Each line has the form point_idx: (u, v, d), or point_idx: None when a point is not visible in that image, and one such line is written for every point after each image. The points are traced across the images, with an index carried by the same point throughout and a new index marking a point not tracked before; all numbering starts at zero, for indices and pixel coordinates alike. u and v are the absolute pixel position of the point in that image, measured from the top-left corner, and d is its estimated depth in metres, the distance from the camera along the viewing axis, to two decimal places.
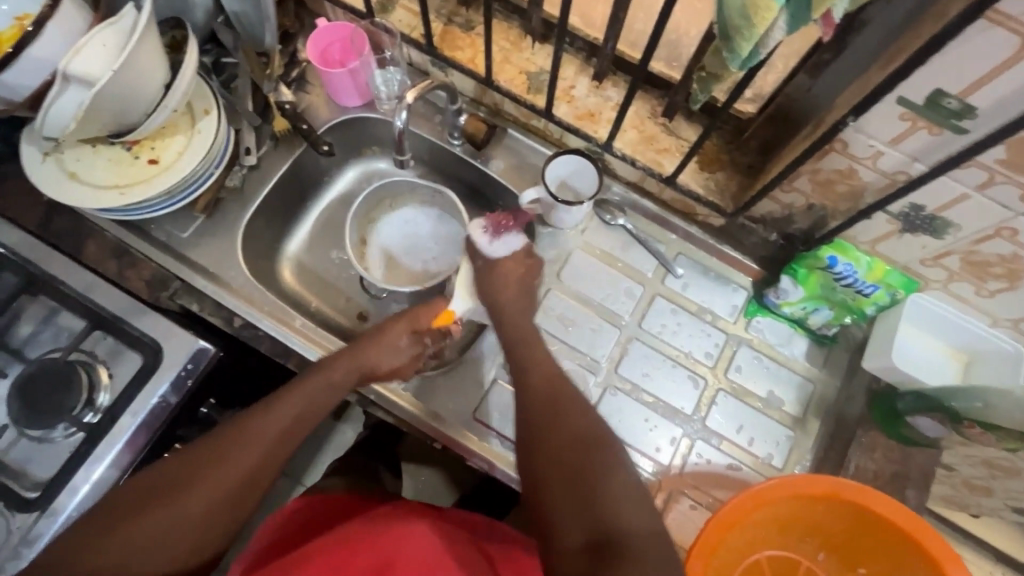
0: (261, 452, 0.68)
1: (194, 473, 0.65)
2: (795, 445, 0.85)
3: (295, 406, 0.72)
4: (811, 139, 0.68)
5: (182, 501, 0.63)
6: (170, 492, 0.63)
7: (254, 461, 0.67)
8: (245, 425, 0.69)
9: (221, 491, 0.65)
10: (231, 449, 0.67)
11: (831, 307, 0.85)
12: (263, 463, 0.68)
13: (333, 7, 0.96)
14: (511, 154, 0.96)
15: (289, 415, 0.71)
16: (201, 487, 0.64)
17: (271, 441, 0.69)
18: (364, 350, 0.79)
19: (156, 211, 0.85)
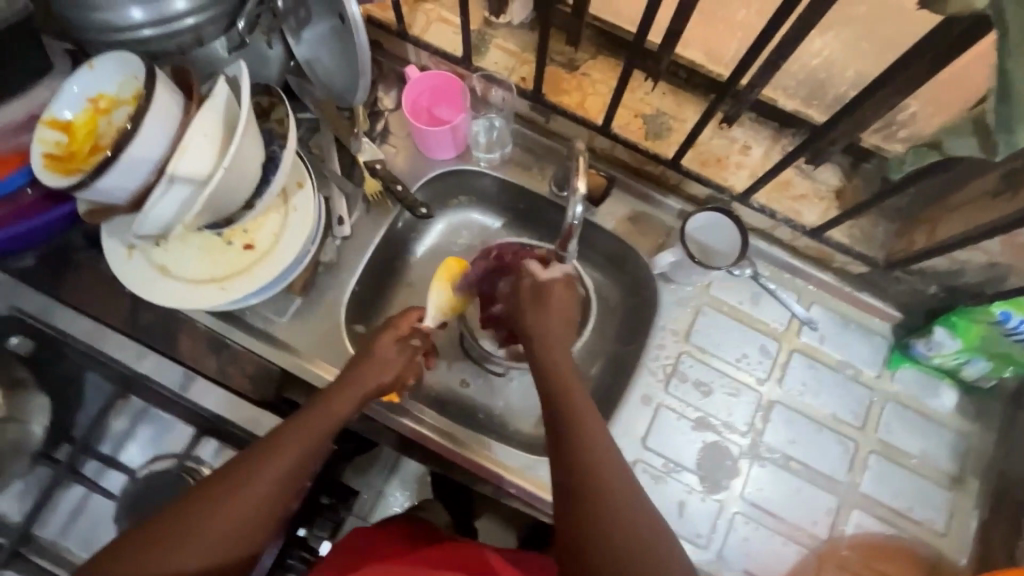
0: (264, 495, 0.58)
1: (189, 517, 0.55)
2: (956, 508, 0.80)
3: (308, 439, 0.61)
4: (1012, 200, 0.62)
5: (184, 535, 0.54)
6: (169, 531, 0.54)
7: (257, 503, 0.57)
8: (247, 457, 0.59)
9: (227, 528, 0.56)
10: (234, 489, 0.57)
11: (990, 359, 0.78)
12: (272, 505, 0.58)
13: (420, 50, 0.86)
14: (624, 203, 0.87)
15: (298, 451, 0.60)
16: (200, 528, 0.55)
17: (273, 480, 0.58)
18: (365, 372, 0.69)
19: (255, 299, 0.77)
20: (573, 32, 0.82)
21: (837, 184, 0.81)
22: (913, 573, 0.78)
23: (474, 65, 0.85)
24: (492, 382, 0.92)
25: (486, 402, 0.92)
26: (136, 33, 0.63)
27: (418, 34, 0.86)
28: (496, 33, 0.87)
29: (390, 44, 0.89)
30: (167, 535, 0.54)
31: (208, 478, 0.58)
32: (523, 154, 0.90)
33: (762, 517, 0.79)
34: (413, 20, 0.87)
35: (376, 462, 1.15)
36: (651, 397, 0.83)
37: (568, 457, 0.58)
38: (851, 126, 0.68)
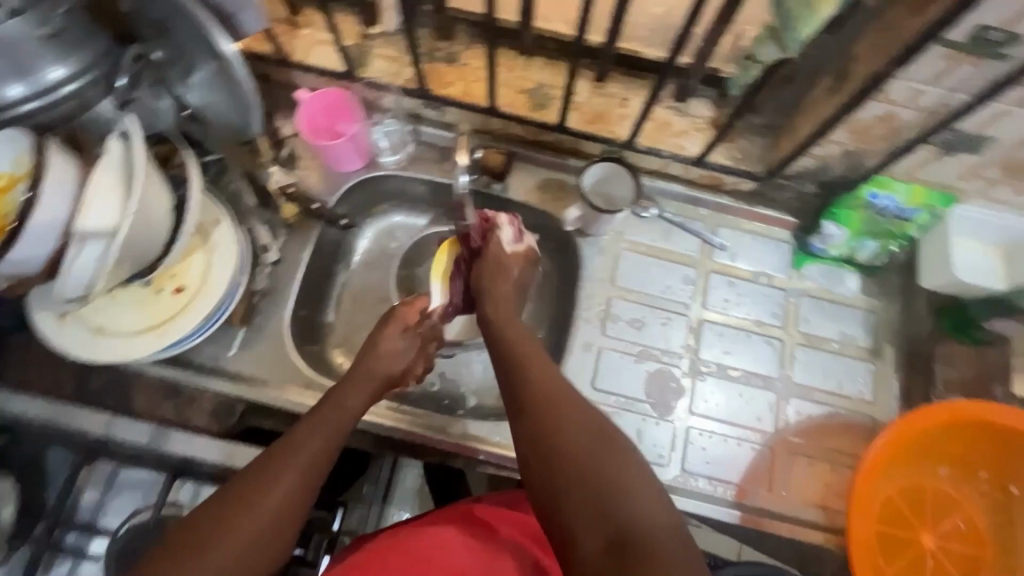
0: (296, 481, 0.62)
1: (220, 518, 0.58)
2: (880, 376, 0.88)
3: (329, 427, 0.66)
4: (843, 91, 0.70)
5: (218, 534, 0.57)
6: (192, 533, 0.57)
7: (282, 491, 0.60)
8: (267, 456, 0.63)
9: (259, 521, 0.59)
10: (262, 485, 0.60)
11: (876, 239, 0.88)
12: (300, 491, 0.62)
13: (307, 73, 0.90)
14: (529, 174, 0.94)
15: (314, 444, 0.64)
16: (239, 520, 0.58)
17: (298, 472, 0.62)
18: (371, 362, 0.74)
19: (198, 339, 0.80)
20: (442, 27, 0.88)
21: (711, 114, 0.89)
22: (857, 442, 0.86)
23: (361, 77, 0.89)
24: (451, 366, 0.96)
25: (449, 386, 0.96)
26: (18, 108, 0.68)
27: (301, 59, 0.90)
28: (374, 43, 0.91)
29: (278, 74, 0.92)
30: (197, 533, 0.57)
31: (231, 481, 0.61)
32: (427, 150, 0.95)
33: (715, 426, 0.86)
34: (294, 46, 0.91)
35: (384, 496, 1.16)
36: (592, 343, 0.88)
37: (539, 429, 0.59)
38: (700, 57, 0.76)
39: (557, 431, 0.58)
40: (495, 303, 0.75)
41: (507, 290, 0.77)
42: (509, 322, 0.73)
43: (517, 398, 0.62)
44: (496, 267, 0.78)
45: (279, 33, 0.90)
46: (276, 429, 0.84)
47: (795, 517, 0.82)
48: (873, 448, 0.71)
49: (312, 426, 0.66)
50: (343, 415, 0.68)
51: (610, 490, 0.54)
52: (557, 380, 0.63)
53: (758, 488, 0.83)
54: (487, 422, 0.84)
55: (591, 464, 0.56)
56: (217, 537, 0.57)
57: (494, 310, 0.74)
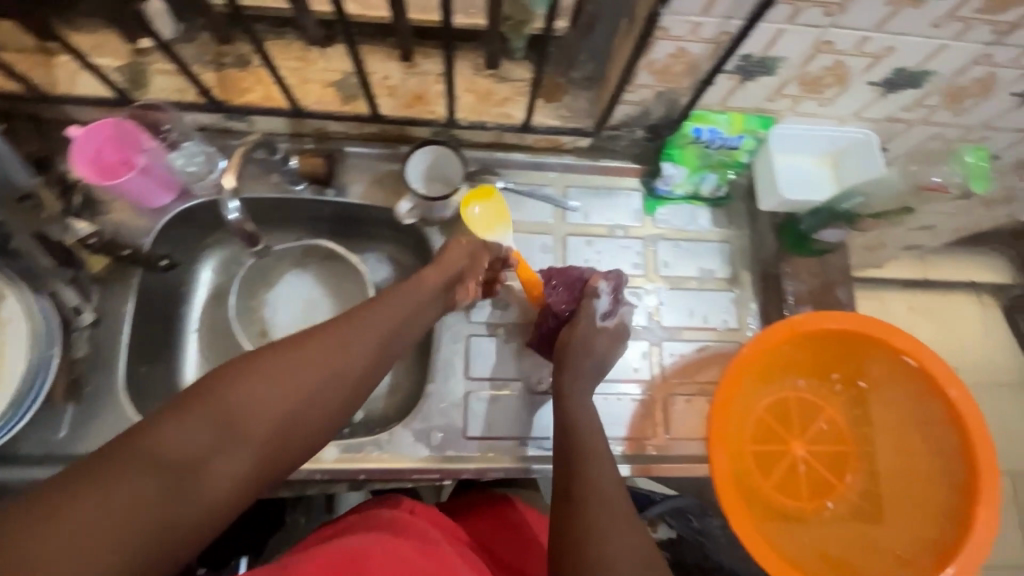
0: (319, 399, 0.52)
1: (263, 375, 0.50)
2: (740, 302, 0.91)
3: (390, 318, 0.60)
4: (633, 34, 0.68)
5: (244, 421, 0.48)
6: (222, 405, 0.48)
7: (266, 420, 0.49)
8: (309, 343, 0.53)
9: (241, 440, 0.48)
10: (329, 354, 0.53)
11: (714, 171, 0.89)
12: (369, 366, 0.56)
13: (76, 106, 0.79)
14: (361, 171, 0.88)
15: (369, 337, 0.56)
16: (242, 396, 0.48)
17: (320, 379, 0.52)
18: (449, 257, 0.73)
19: (12, 428, 0.72)
20: (219, 29, 0.79)
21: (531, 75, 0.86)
22: None
23: (140, 100, 0.79)
24: None
25: None
26: None
27: (63, 92, 0.78)
28: (148, 58, 0.81)
29: (44, 112, 0.81)
30: (218, 398, 0.48)
31: (266, 346, 0.52)
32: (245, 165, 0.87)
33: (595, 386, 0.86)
34: (52, 77, 0.79)
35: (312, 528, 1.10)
36: (460, 333, 0.86)
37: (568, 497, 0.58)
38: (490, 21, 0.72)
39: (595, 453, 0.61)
40: (581, 344, 0.73)
41: (591, 363, 0.73)
42: (585, 373, 0.71)
43: (567, 426, 0.64)
44: (584, 335, 0.73)
45: (29, 66, 0.78)
46: None
47: (682, 455, 0.84)
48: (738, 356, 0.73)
49: (370, 311, 0.59)
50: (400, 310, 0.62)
51: (629, 529, 0.55)
52: (605, 457, 0.61)
53: (645, 436, 0.85)
54: (364, 441, 0.80)
55: (618, 496, 0.58)
56: (235, 416, 0.48)
57: (571, 380, 0.70)
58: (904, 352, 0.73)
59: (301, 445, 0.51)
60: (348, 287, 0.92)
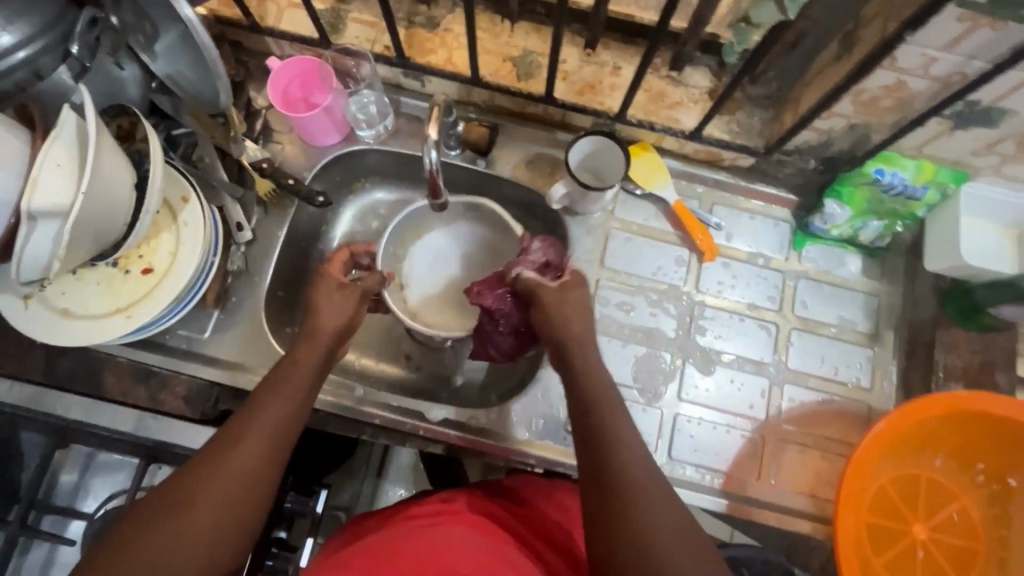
0: (256, 455, 0.56)
1: (196, 475, 0.54)
2: (877, 362, 0.85)
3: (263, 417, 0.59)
4: (849, 59, 0.65)
5: (188, 502, 0.52)
6: (168, 492, 0.53)
7: (250, 468, 0.55)
8: (216, 444, 0.57)
9: (234, 483, 0.54)
10: (226, 448, 0.56)
11: (881, 218, 0.83)
12: (275, 450, 0.58)
13: (278, 39, 0.85)
14: (515, 148, 0.89)
15: (271, 416, 0.59)
16: (201, 490, 0.53)
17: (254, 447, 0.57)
18: (334, 304, 0.70)
19: (167, 321, 0.77)
20: None
21: (709, 84, 0.83)
22: (851, 431, 0.83)
23: (336, 44, 0.83)
24: (435, 352, 0.93)
25: (434, 368, 0.93)
26: None
27: (272, 24, 0.84)
28: (350, 7, 0.85)
29: (248, 40, 0.87)
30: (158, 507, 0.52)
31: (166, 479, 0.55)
32: (409, 122, 0.90)
33: (705, 413, 0.83)
34: (264, 10, 0.85)
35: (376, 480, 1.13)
36: None
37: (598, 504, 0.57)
38: (696, 21, 0.70)
39: (618, 427, 0.60)
40: (562, 310, 0.68)
41: (577, 313, 0.68)
42: (588, 336, 0.67)
43: (585, 414, 0.62)
44: (556, 293, 0.70)
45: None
46: None
47: (783, 506, 0.80)
48: (891, 414, 0.67)
49: (262, 401, 0.60)
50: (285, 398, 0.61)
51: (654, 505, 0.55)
52: (624, 448, 0.58)
53: (746, 476, 0.81)
54: (469, 410, 0.81)
55: (650, 476, 0.57)
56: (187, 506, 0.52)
57: (580, 336, 0.67)
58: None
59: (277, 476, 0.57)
60: (492, 248, 0.93)
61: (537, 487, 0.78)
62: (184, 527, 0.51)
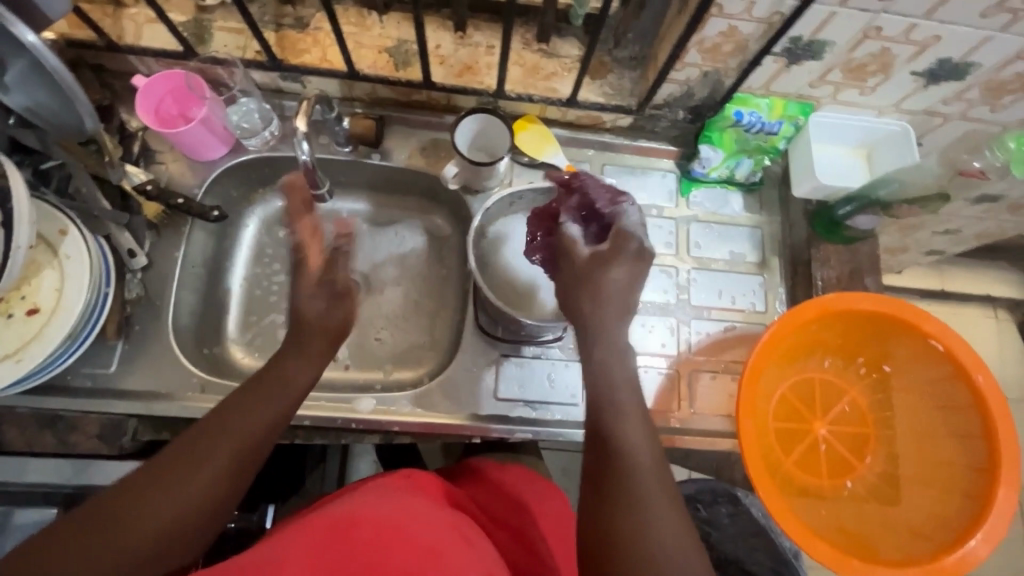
0: (211, 481, 0.52)
1: (149, 487, 0.50)
2: (768, 287, 0.93)
3: (228, 437, 0.55)
4: (686, 12, 0.71)
5: (128, 522, 0.48)
6: (105, 509, 0.49)
7: (203, 490, 0.52)
8: (172, 456, 0.53)
9: (182, 508, 0.50)
10: (183, 466, 0.52)
11: (751, 156, 0.90)
12: (231, 476, 0.54)
13: (141, 57, 0.82)
14: (407, 137, 0.91)
15: (234, 438, 0.55)
16: (150, 509, 0.49)
17: (214, 470, 0.53)
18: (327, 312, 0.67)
19: (65, 361, 0.74)
20: None
21: (578, 53, 0.88)
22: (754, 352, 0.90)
23: (201, 54, 0.82)
24: (361, 349, 0.94)
25: (361, 363, 0.93)
26: None
27: (131, 42, 0.81)
28: (213, 16, 0.84)
29: (109, 62, 0.84)
30: (92, 521, 0.48)
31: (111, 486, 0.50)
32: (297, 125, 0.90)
33: None
34: (121, 29, 0.82)
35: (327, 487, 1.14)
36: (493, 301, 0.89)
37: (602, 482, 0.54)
38: None
39: (625, 413, 0.56)
40: (587, 282, 0.62)
41: (621, 288, 0.61)
42: (614, 312, 0.60)
43: (603, 396, 0.58)
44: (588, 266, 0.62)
45: (100, 17, 0.81)
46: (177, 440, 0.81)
47: (705, 430, 0.86)
48: (775, 324, 0.74)
49: (229, 419, 0.56)
50: (279, 403, 0.60)
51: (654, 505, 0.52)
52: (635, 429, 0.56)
53: (668, 410, 0.87)
54: (399, 396, 0.82)
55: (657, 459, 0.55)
56: (129, 524, 0.48)
57: (594, 306, 0.61)
58: (929, 336, 0.74)
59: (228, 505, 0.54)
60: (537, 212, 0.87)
61: (484, 472, 0.83)
62: (115, 551, 0.47)
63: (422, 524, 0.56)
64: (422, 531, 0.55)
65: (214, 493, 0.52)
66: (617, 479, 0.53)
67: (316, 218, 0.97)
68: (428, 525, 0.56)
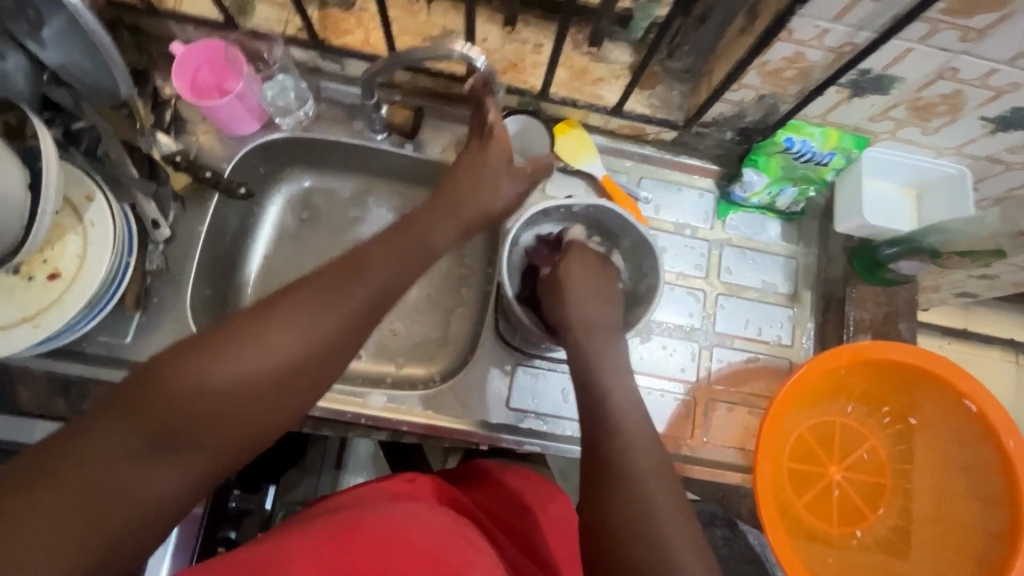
0: (293, 356, 0.53)
1: (239, 344, 0.51)
2: (797, 321, 0.90)
3: (324, 312, 0.55)
4: (752, 32, 0.67)
5: (215, 371, 0.49)
6: (202, 353, 0.50)
7: (281, 360, 0.52)
8: (262, 321, 0.53)
9: (255, 377, 0.51)
10: (270, 336, 0.52)
11: (795, 184, 0.87)
12: (315, 355, 0.54)
13: (180, 24, 0.80)
14: (443, 131, 0.88)
15: (330, 318, 0.55)
16: (231, 369, 0.50)
17: (300, 346, 0.53)
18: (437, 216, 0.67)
19: (82, 328, 0.73)
20: None
21: (628, 60, 0.85)
22: (775, 386, 0.88)
23: (243, 27, 0.80)
24: (375, 342, 0.93)
25: (375, 356, 0.92)
26: None
27: (172, 7, 0.80)
28: None
29: (148, 25, 0.82)
30: (190, 361, 0.49)
31: (205, 334, 0.52)
32: (331, 107, 0.87)
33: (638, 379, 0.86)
34: None
35: None
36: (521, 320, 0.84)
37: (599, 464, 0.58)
38: None
39: (622, 425, 0.60)
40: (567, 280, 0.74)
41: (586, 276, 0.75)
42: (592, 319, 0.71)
43: (593, 395, 0.64)
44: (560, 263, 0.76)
45: None
46: None
47: (716, 461, 0.85)
48: (803, 367, 0.71)
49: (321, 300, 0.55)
50: (287, 327, 0.53)
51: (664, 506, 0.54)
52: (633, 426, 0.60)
53: (680, 437, 0.85)
54: (409, 395, 0.81)
55: (656, 458, 0.58)
56: (213, 375, 0.49)
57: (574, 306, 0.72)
58: (965, 394, 0.72)
59: (298, 390, 0.53)
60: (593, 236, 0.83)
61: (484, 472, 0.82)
62: (205, 394, 0.49)
63: (423, 526, 0.57)
64: (424, 534, 0.56)
65: (294, 366, 0.52)
66: (619, 480, 0.56)
67: (342, 201, 0.95)
68: (429, 528, 0.57)
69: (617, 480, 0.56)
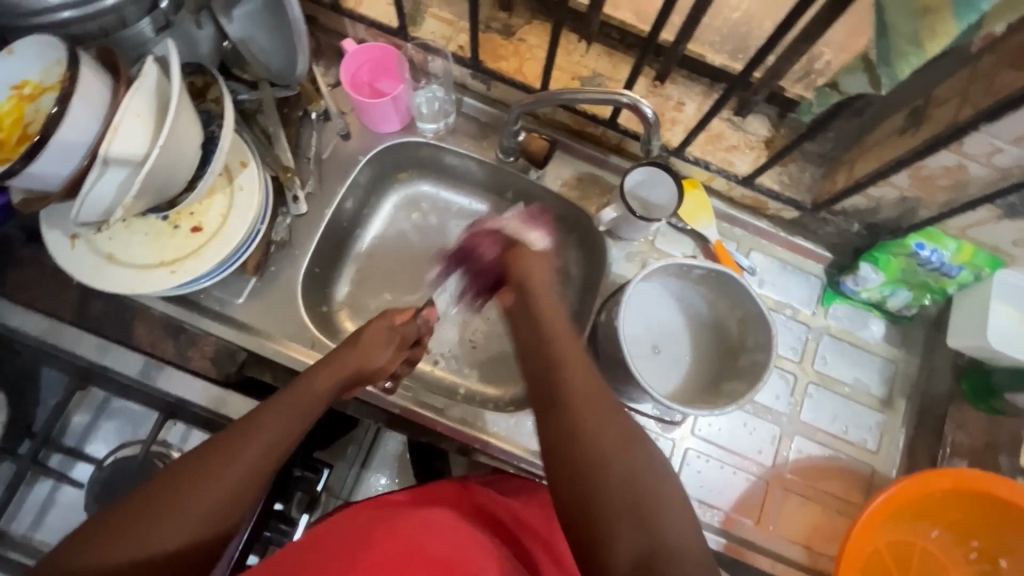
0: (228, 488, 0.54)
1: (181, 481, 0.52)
2: (886, 428, 0.86)
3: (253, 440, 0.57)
4: (914, 136, 0.67)
5: (195, 492, 0.52)
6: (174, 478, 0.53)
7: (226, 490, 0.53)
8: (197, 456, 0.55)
9: (212, 501, 0.52)
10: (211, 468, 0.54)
11: (911, 289, 0.84)
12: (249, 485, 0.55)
13: (357, 23, 0.87)
14: (569, 165, 0.91)
15: (264, 442, 0.57)
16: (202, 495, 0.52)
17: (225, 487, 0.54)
18: (358, 353, 0.71)
19: (207, 282, 0.78)
20: None
21: (766, 134, 0.85)
22: (852, 489, 0.84)
23: (412, 36, 0.86)
24: (455, 352, 0.94)
25: (452, 366, 0.93)
26: (56, 15, 0.62)
27: (351, 7, 0.86)
28: (431, 2, 0.88)
29: (325, 18, 0.88)
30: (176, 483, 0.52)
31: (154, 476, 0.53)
32: (468, 123, 0.91)
33: (713, 451, 0.84)
34: None
35: (370, 464, 1.16)
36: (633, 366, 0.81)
37: (563, 402, 0.57)
38: (771, 75, 0.71)
39: (576, 385, 0.58)
40: (527, 261, 0.71)
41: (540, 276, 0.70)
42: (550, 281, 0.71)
43: (548, 349, 0.62)
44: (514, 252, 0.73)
45: None
46: (274, 384, 0.83)
47: (778, 554, 0.81)
48: (896, 483, 0.68)
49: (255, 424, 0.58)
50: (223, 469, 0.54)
51: (618, 449, 0.53)
52: (584, 367, 0.60)
53: (745, 518, 0.82)
54: (484, 413, 0.82)
55: (589, 393, 0.57)
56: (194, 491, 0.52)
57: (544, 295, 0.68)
58: None
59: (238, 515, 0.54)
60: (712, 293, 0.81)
61: (525, 488, 0.77)
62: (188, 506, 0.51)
63: (433, 534, 0.62)
64: (436, 541, 0.61)
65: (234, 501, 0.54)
66: (576, 424, 0.55)
67: (451, 212, 0.99)
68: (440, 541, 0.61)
69: (573, 419, 0.55)
